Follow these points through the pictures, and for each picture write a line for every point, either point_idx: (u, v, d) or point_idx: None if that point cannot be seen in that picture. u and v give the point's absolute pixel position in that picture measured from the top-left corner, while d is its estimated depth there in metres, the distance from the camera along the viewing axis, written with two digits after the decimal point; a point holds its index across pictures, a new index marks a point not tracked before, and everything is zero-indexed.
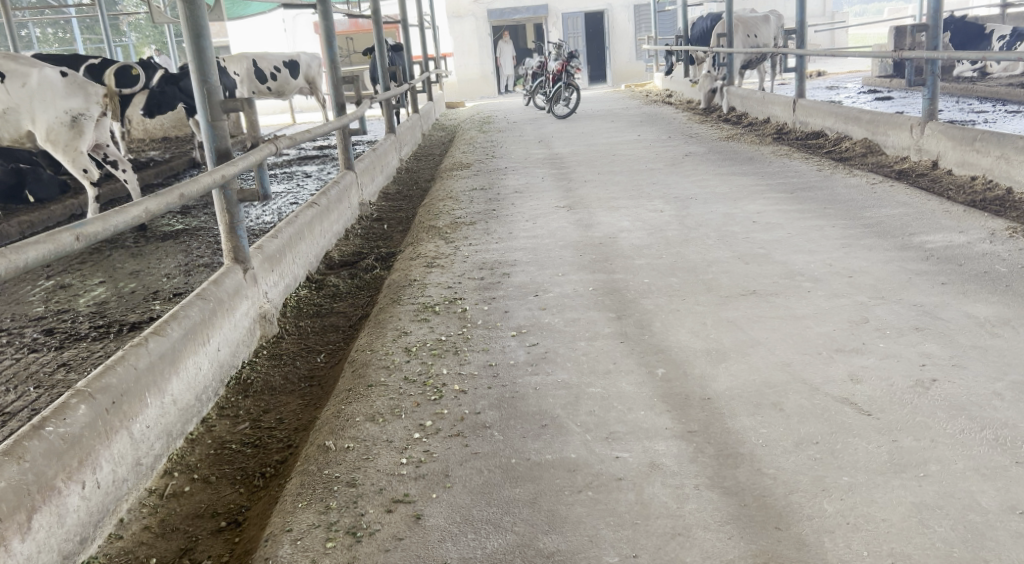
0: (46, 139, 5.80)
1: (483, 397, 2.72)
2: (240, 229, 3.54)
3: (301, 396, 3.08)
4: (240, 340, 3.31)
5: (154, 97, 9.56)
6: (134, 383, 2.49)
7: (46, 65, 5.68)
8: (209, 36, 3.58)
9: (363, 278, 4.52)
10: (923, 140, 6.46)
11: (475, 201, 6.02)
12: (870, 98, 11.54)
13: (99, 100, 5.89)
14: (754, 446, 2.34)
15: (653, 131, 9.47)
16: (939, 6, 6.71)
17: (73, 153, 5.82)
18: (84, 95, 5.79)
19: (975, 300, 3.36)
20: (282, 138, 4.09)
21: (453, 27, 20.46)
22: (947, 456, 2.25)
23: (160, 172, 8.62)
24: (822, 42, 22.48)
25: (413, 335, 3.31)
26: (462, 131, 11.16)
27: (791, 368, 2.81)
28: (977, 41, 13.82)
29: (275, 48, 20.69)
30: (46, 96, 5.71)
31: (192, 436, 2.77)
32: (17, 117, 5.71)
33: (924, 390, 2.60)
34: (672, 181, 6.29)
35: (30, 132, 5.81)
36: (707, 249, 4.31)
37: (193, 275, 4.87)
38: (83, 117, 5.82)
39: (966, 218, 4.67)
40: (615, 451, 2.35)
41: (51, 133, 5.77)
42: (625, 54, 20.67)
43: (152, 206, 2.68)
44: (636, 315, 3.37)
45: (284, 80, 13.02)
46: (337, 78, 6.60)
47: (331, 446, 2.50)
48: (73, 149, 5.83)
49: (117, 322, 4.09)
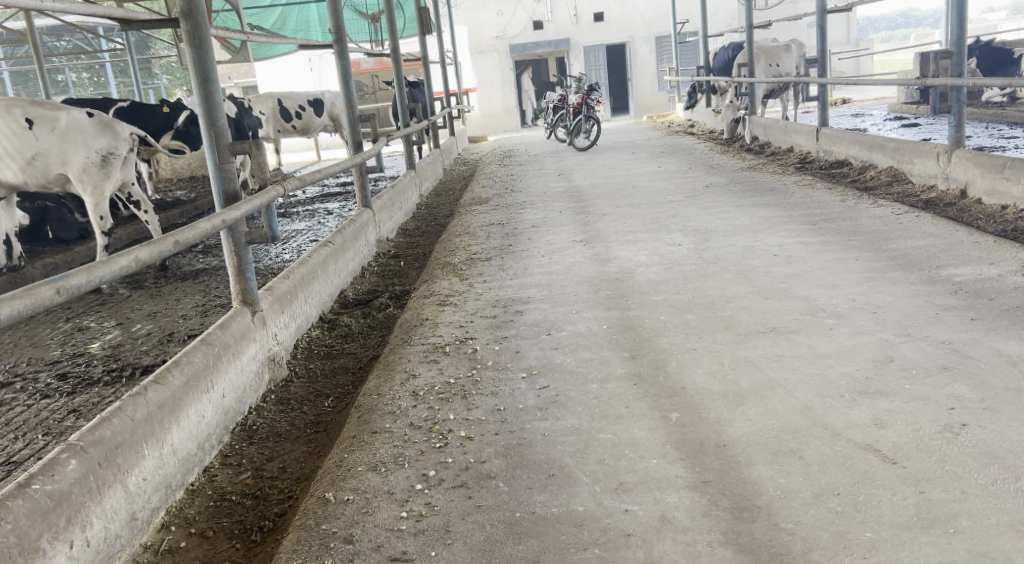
0: (77, 180, 5.84)
1: (489, 444, 2.62)
2: (249, 271, 3.49)
3: (306, 442, 3.00)
4: (247, 385, 3.24)
5: (180, 136, 9.64)
6: (129, 435, 2.43)
7: (74, 108, 5.72)
8: (217, 79, 3.56)
9: (376, 317, 4.45)
10: (950, 168, 6.33)
11: (492, 236, 5.96)
12: (896, 125, 11.39)
13: (126, 138, 5.97)
14: (772, 498, 2.22)
15: (675, 162, 9.40)
16: (962, 31, 6.59)
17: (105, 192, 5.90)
18: (112, 134, 5.88)
19: (1005, 336, 3.23)
20: (291, 178, 4.06)
21: (475, 62, 20.60)
22: (980, 509, 2.12)
23: (184, 212, 8.66)
24: (848, 70, 22.36)
25: (421, 377, 3.23)
26: (483, 166, 11.15)
27: (812, 412, 2.69)
28: (1005, 67, 13.61)
29: (301, 87, 20.98)
30: (75, 137, 5.74)
31: (192, 487, 2.70)
32: (46, 163, 5.72)
33: (953, 436, 2.47)
34: (693, 213, 6.20)
35: (59, 175, 5.82)
36: (727, 285, 4.20)
37: (209, 316, 4.83)
38: (113, 156, 5.89)
39: (996, 249, 4.53)
40: (624, 504, 2.25)
41: (82, 174, 5.82)
42: (648, 86, 20.59)
43: (144, 255, 2.64)
44: (651, 355, 3.27)
45: (309, 118, 13.09)
46: (354, 116, 6.58)
47: (330, 498, 2.42)
48: (105, 189, 5.91)
49: (130, 366, 4.05)
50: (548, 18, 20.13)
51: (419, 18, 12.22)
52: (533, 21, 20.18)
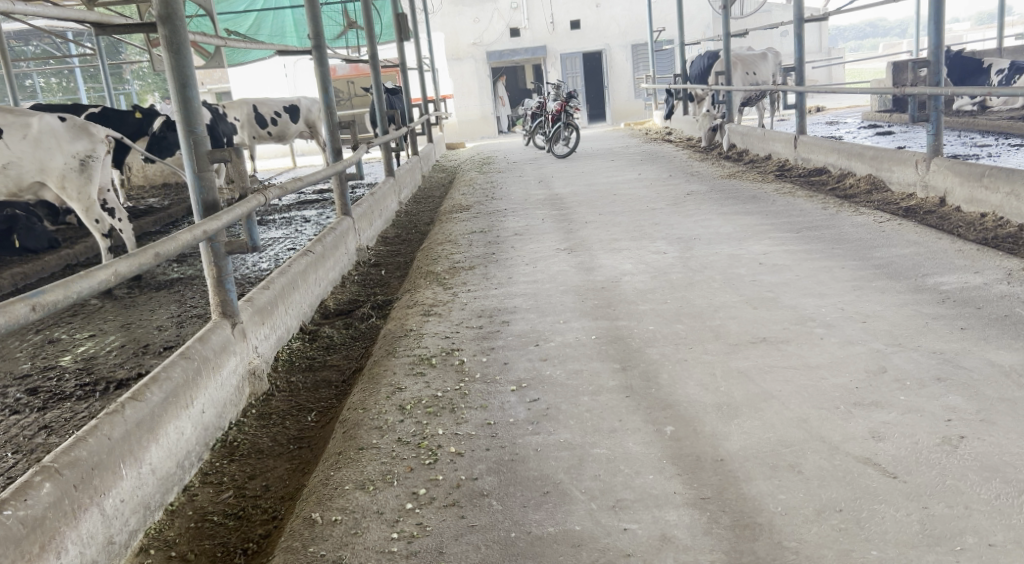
0: (61, 187, 5.99)
1: (481, 460, 2.55)
2: (229, 282, 3.40)
3: (289, 459, 2.91)
4: (227, 400, 3.15)
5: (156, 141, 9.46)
6: (106, 455, 2.34)
7: (45, 112, 5.82)
8: (196, 85, 3.46)
9: (358, 328, 4.37)
10: (929, 176, 6.34)
11: (474, 244, 5.89)
12: (871, 133, 11.47)
13: (103, 140, 6.08)
14: (773, 515, 2.17)
15: (654, 169, 9.38)
16: (940, 41, 6.62)
17: (90, 196, 6.04)
18: (88, 136, 5.98)
19: (996, 346, 3.21)
20: (271, 187, 3.96)
21: (452, 69, 20.55)
22: (984, 525, 2.09)
23: (157, 220, 8.51)
24: (820, 78, 22.57)
25: (407, 390, 3.15)
26: (461, 172, 11.07)
27: (808, 425, 2.64)
28: (976, 76, 13.76)
29: (276, 93, 20.81)
30: (50, 142, 5.85)
31: (172, 507, 2.60)
32: (20, 171, 5.78)
33: (952, 448, 2.43)
34: (675, 220, 6.16)
35: (35, 183, 5.89)
36: (714, 294, 4.16)
37: (185, 327, 4.72)
38: (91, 158, 6.00)
39: (980, 258, 4.53)
40: (623, 523, 2.18)
41: (62, 179, 5.94)
42: (624, 93, 20.62)
43: (124, 267, 2.54)
44: (642, 366, 3.21)
45: (284, 125, 12.96)
46: (334, 123, 6.48)
47: (317, 518, 2.33)
48: (89, 193, 6.05)
49: (104, 380, 3.94)
50: (525, 25, 20.13)
51: (397, 24, 12.15)
52: (510, 28, 20.20)
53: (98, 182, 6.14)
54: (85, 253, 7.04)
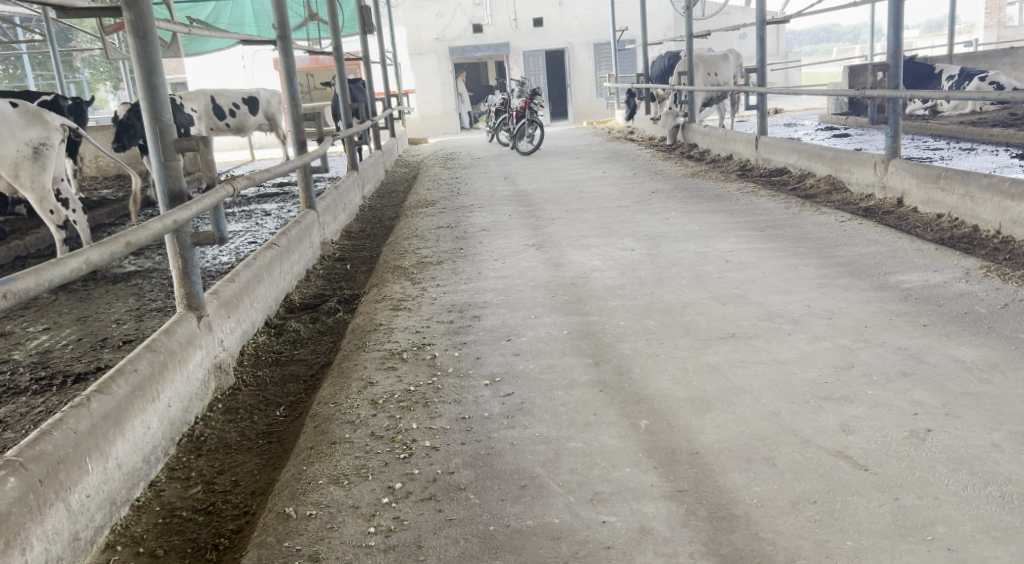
0: (15, 176, 5.91)
1: (456, 454, 2.54)
2: (194, 274, 3.34)
3: (259, 454, 2.86)
4: (193, 394, 3.09)
5: (124, 128, 9.60)
6: (72, 448, 2.27)
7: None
8: (162, 73, 3.37)
9: (325, 322, 4.32)
10: (887, 176, 6.45)
11: (442, 240, 5.87)
12: (828, 135, 11.64)
13: (56, 128, 6.04)
14: (750, 507, 2.19)
15: (618, 167, 9.43)
16: (898, 45, 6.73)
17: (44, 185, 5.98)
18: (42, 124, 5.94)
19: (959, 342, 3.27)
20: (239, 176, 3.89)
21: (415, 64, 20.47)
22: (954, 515, 2.13)
23: (112, 212, 8.35)
24: (776, 81, 22.88)
25: (379, 385, 3.12)
26: (425, 168, 11.03)
27: (780, 418, 2.67)
28: (927, 81, 14.01)
29: (233, 84, 20.56)
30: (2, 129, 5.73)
31: (138, 502, 2.54)
32: None
33: (920, 441, 2.47)
34: (640, 218, 6.19)
35: None
36: (682, 290, 4.19)
37: (144, 321, 4.63)
38: (43, 146, 5.96)
39: (939, 257, 4.62)
40: (601, 515, 2.19)
41: (14, 166, 5.85)
42: (586, 92, 20.68)
43: (95, 256, 2.48)
44: (614, 361, 3.22)
45: (243, 117, 12.79)
46: (298, 115, 6.38)
47: (291, 513, 2.30)
48: (43, 181, 5.99)
49: (60, 374, 3.85)
50: (487, 22, 20.15)
51: (360, 17, 12.02)
52: (473, 24, 20.18)
53: (51, 172, 6.07)
54: (36, 244, 6.88)
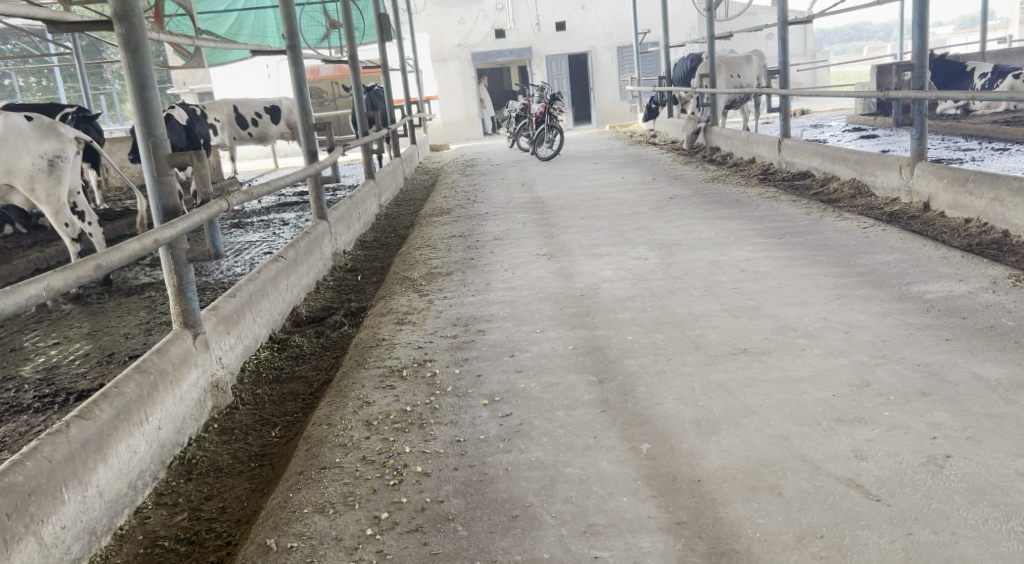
0: (30, 189, 5.90)
1: (448, 481, 2.44)
2: (190, 291, 3.26)
3: (249, 479, 2.78)
4: (186, 415, 3.02)
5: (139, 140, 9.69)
6: (45, 479, 2.20)
7: (12, 112, 5.74)
8: (155, 86, 3.31)
9: (330, 337, 4.25)
10: (914, 181, 6.25)
11: (454, 249, 5.78)
12: (855, 137, 11.42)
13: (70, 140, 6.03)
14: (752, 542, 2.08)
15: (638, 172, 9.30)
16: (923, 45, 6.52)
17: (60, 198, 5.93)
18: (56, 136, 5.94)
19: (983, 358, 3.12)
20: (238, 189, 3.82)
21: (437, 70, 20.42)
22: (971, 553, 2.00)
23: (132, 223, 8.36)
24: (804, 80, 22.62)
25: (376, 405, 3.03)
26: (444, 176, 10.97)
27: (789, 442, 2.54)
28: (958, 79, 13.73)
29: (257, 93, 20.80)
30: (16, 142, 5.76)
31: (121, 531, 2.47)
32: None
33: (937, 468, 2.34)
34: (657, 225, 6.07)
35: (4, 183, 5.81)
36: (694, 302, 4.06)
37: (153, 335, 4.58)
38: (59, 159, 5.94)
39: (965, 265, 4.44)
40: (593, 550, 2.09)
41: (30, 180, 5.86)
42: (609, 95, 20.53)
43: (59, 282, 2.42)
44: (619, 379, 3.10)
45: (265, 125, 12.76)
46: (308, 125, 6.31)
47: (272, 545, 2.22)
48: (59, 195, 5.95)
49: (65, 391, 3.80)
50: (510, 26, 20.08)
51: (378, 25, 11.92)
52: (495, 29, 20.14)
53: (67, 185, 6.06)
54: (56, 255, 6.90)
